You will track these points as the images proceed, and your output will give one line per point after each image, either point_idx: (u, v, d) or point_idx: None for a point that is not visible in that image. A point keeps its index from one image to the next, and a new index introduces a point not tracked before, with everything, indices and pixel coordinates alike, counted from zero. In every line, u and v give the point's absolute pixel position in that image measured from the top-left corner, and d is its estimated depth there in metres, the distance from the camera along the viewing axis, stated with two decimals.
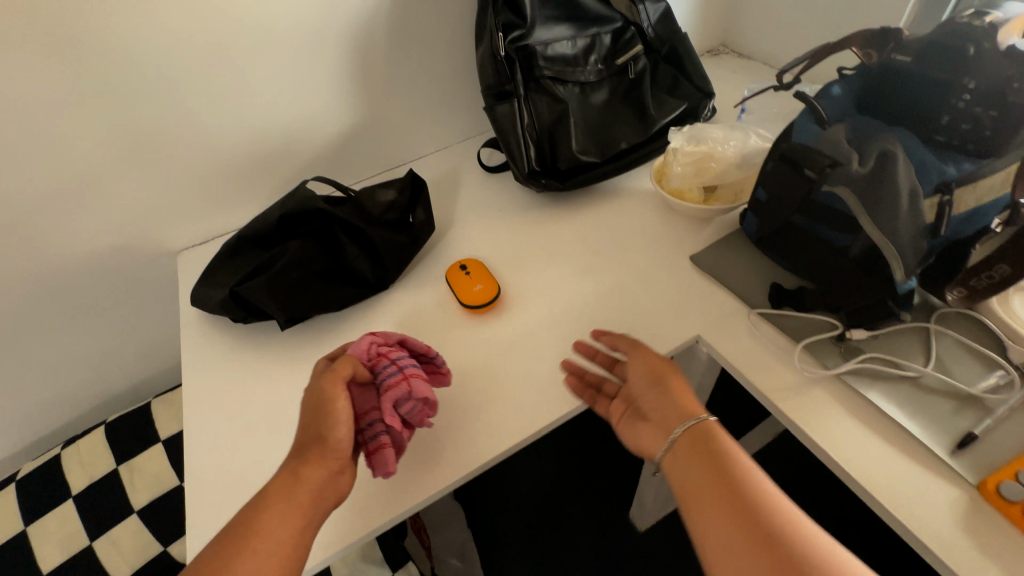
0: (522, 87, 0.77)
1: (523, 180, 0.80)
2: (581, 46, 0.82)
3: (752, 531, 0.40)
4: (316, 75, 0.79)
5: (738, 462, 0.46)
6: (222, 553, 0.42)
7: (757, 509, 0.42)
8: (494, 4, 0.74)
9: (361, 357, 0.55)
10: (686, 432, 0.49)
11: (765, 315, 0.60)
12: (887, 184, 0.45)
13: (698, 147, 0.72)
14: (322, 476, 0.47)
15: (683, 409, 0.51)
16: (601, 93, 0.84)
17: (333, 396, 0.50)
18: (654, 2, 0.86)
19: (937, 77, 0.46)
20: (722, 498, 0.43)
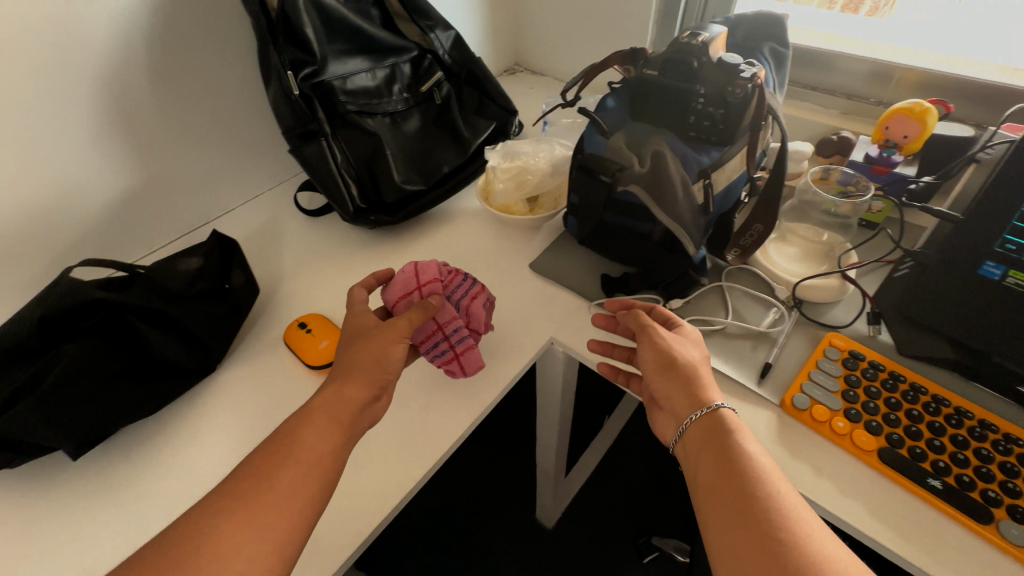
0: (328, 124, 0.73)
1: (351, 220, 0.76)
2: (382, 78, 0.82)
3: (749, 517, 0.39)
4: (70, 133, 0.66)
5: (751, 461, 0.43)
6: (266, 461, 0.44)
7: (759, 494, 0.40)
8: (274, 42, 0.68)
9: (438, 275, 0.59)
10: (703, 417, 0.47)
11: (603, 305, 0.67)
12: (664, 178, 0.53)
13: (513, 163, 0.77)
14: (363, 396, 0.49)
15: (700, 392, 0.49)
16: (413, 121, 0.84)
17: (412, 315, 0.55)
18: (444, 30, 0.90)
19: (678, 86, 0.56)
20: (727, 482, 0.42)
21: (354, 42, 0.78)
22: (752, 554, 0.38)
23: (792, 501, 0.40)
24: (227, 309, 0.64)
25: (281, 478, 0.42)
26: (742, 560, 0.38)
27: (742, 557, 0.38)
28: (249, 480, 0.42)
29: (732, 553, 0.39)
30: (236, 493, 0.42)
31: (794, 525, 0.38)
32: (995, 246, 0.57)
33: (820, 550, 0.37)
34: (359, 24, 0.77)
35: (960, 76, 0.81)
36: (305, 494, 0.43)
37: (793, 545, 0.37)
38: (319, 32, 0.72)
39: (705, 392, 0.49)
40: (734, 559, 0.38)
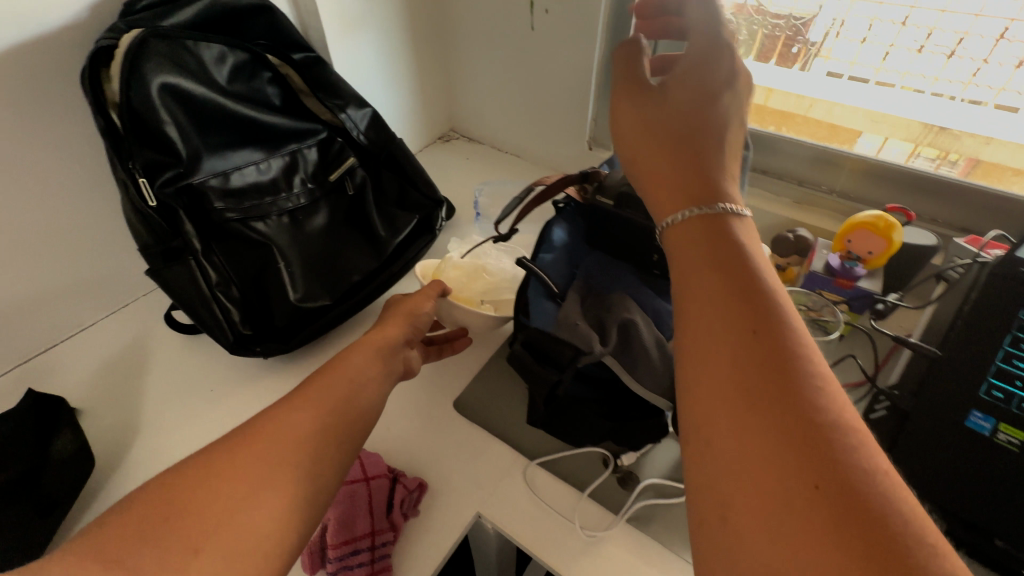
0: (197, 239, 0.58)
1: (231, 350, 0.62)
2: (278, 169, 0.68)
3: (730, 326, 0.29)
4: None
5: (756, 297, 0.30)
6: (210, 461, 0.33)
7: (743, 301, 0.30)
8: (121, 144, 0.54)
9: None
10: (705, 239, 0.34)
11: (544, 464, 0.54)
12: (643, 350, 0.44)
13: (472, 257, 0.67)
14: (358, 372, 0.44)
15: (710, 238, 0.34)
16: (318, 216, 0.71)
17: (373, 331, 0.49)
18: (358, 108, 0.77)
19: (638, 222, 0.48)
20: (701, 293, 0.31)
21: (238, 132, 0.65)
22: (739, 419, 0.27)
23: (797, 350, 0.28)
24: (36, 506, 0.47)
25: (222, 487, 0.32)
26: (712, 377, 0.29)
27: (712, 372, 0.28)
28: (255, 420, 0.37)
29: (714, 419, 0.27)
30: (275, 413, 0.37)
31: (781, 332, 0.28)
32: (980, 391, 0.49)
33: (819, 373, 0.27)
34: (243, 111, 0.64)
35: (916, 171, 0.75)
36: (258, 518, 0.32)
37: (785, 360, 0.27)
38: (185, 125, 0.59)
39: (726, 226, 0.34)
40: (716, 432, 0.27)
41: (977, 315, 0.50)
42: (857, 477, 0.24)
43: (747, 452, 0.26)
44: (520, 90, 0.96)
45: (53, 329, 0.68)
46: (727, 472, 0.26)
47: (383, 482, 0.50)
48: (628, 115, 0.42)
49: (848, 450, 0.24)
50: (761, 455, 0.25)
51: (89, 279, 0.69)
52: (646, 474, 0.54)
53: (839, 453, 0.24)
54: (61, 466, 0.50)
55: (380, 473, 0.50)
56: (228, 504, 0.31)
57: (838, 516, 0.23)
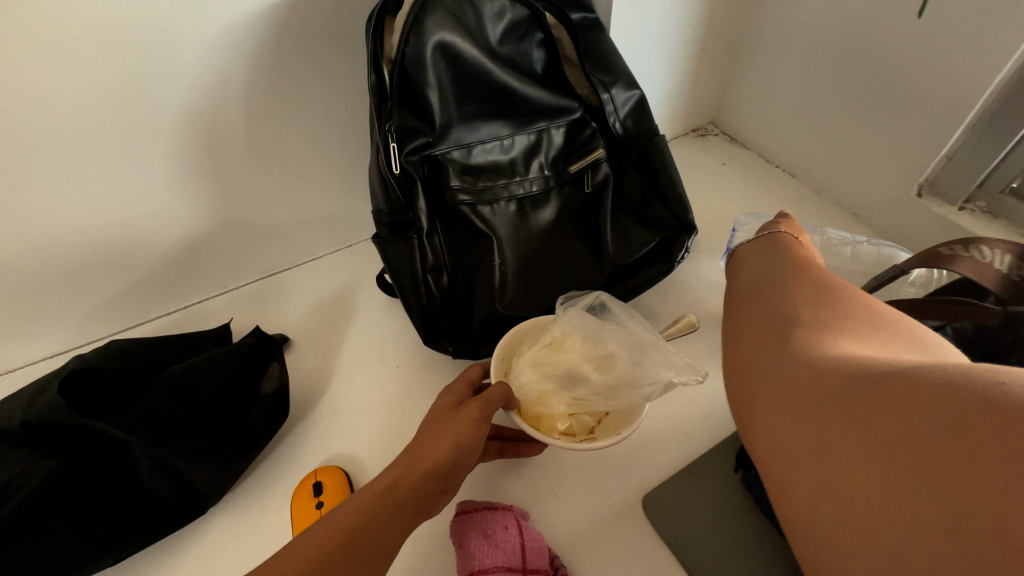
0: (427, 216, 0.54)
1: (426, 337, 0.58)
2: (520, 150, 0.60)
3: (767, 321, 0.32)
4: (152, 159, 0.58)
5: (792, 308, 0.31)
6: None
7: (790, 288, 0.33)
8: (384, 102, 0.50)
9: (479, 557, 0.41)
10: (755, 285, 0.35)
11: None
12: None
13: (588, 341, 0.49)
14: (423, 495, 0.37)
15: (756, 288, 0.35)
16: (545, 211, 0.61)
17: (456, 429, 0.40)
18: (624, 89, 0.63)
19: None
20: (753, 293, 0.35)
21: (495, 100, 0.57)
22: (792, 414, 0.26)
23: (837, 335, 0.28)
24: (236, 446, 0.50)
25: None
26: (767, 344, 0.30)
27: (766, 342, 0.30)
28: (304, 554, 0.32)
29: (777, 429, 0.26)
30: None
31: (822, 294, 0.31)
32: None
33: (872, 313, 0.29)
34: (507, 78, 0.56)
35: None
36: None
37: (838, 312, 0.30)
38: (448, 87, 0.52)
39: (773, 271, 0.36)
40: (785, 437, 0.26)
41: None
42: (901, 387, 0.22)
43: (806, 376, 0.26)
44: (836, 91, 0.70)
45: (291, 253, 0.74)
46: (808, 462, 0.24)
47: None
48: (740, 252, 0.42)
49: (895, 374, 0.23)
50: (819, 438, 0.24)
51: (327, 215, 0.73)
52: None
53: (901, 361, 0.25)
54: (262, 406, 0.52)
55: (540, 564, 0.42)
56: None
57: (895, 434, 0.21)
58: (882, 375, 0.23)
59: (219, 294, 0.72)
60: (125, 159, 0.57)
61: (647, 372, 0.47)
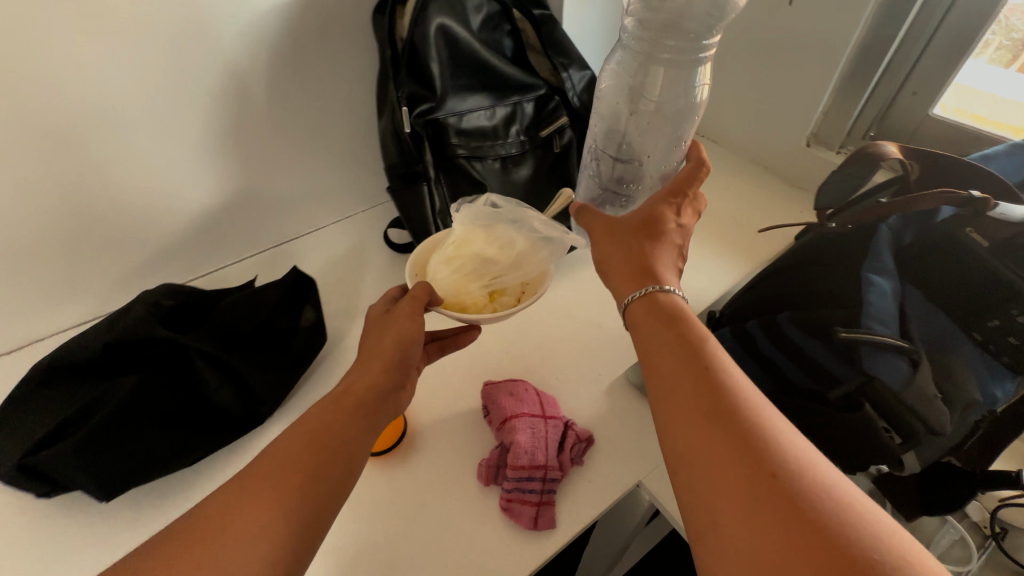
0: (433, 167, 0.66)
1: None
2: (501, 117, 0.72)
3: (740, 470, 0.30)
4: (177, 134, 0.65)
5: (757, 457, 0.30)
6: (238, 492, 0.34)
7: (740, 441, 0.31)
8: (396, 73, 0.62)
9: (506, 407, 0.52)
10: (703, 410, 0.33)
11: None
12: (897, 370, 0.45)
13: (495, 226, 0.53)
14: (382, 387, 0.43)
15: (704, 409, 0.33)
16: (523, 168, 0.74)
17: (411, 320, 0.46)
18: (580, 69, 0.78)
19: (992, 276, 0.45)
20: (696, 428, 0.32)
21: (480, 76, 0.70)
22: None
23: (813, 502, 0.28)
24: (289, 358, 0.59)
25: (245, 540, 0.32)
26: (726, 482, 0.30)
27: (726, 521, 0.29)
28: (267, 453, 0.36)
29: None
30: (247, 489, 0.34)
31: (775, 465, 0.29)
32: None
33: (822, 491, 0.28)
34: (489, 57, 0.69)
35: None
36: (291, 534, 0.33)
37: (795, 493, 0.28)
38: (444, 62, 0.65)
39: (711, 387, 0.34)
40: None
41: None
42: None
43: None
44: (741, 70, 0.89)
45: (296, 223, 0.82)
46: None
47: (558, 423, 0.53)
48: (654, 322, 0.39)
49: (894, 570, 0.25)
50: None
51: (330, 188, 0.82)
52: None
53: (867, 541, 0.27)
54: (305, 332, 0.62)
55: (555, 413, 0.54)
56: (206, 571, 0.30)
57: None
58: None
59: (233, 262, 0.79)
60: (154, 134, 0.64)
61: (537, 240, 0.52)
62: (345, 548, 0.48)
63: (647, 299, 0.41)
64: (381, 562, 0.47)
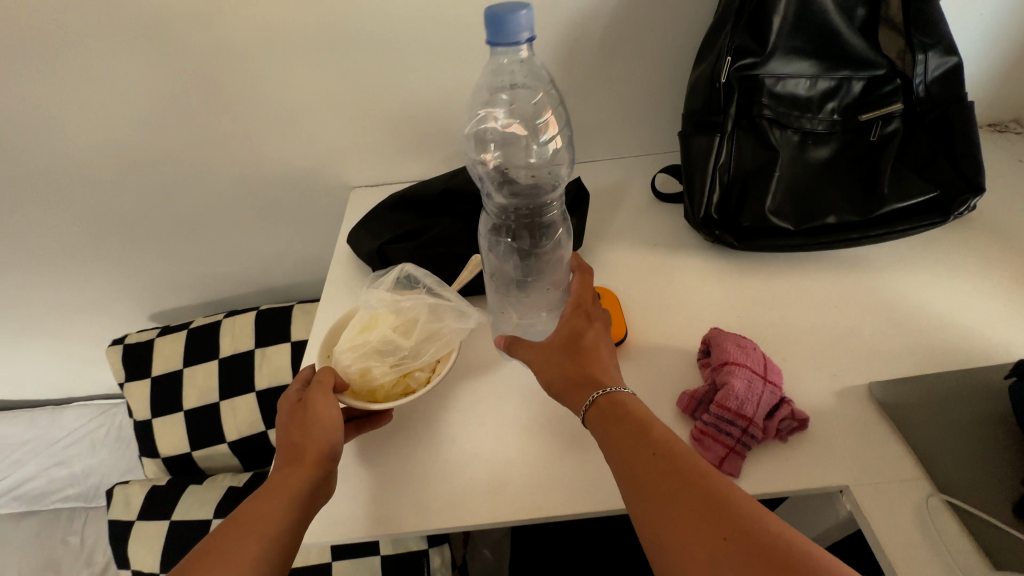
0: (732, 122, 0.67)
1: (693, 224, 0.72)
2: (821, 89, 0.68)
3: (692, 534, 0.36)
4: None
5: (699, 512, 0.37)
6: (222, 535, 0.44)
7: (713, 522, 0.36)
8: (733, 23, 0.64)
9: (728, 352, 0.54)
10: (648, 496, 0.40)
11: (954, 505, 0.46)
12: None
13: (399, 316, 0.59)
14: (305, 471, 0.48)
15: (655, 488, 0.40)
16: (825, 149, 0.69)
17: (322, 407, 0.51)
18: (944, 54, 0.66)
19: None
20: (678, 509, 0.38)
21: (818, 41, 0.66)
22: None
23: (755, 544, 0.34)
24: None
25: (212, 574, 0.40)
26: (679, 547, 0.37)
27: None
28: (231, 521, 0.45)
29: None
30: (250, 517, 0.45)
31: (755, 533, 0.35)
32: None
33: (794, 543, 0.34)
34: (836, 22, 0.65)
35: None
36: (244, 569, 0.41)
37: (748, 543, 0.34)
38: (787, 21, 0.65)
39: (650, 459, 0.42)
40: None
41: None
42: None
43: None
44: None
45: None
46: None
47: (777, 391, 0.53)
48: (600, 419, 0.47)
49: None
50: None
51: None
52: None
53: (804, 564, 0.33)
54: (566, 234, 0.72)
55: (776, 383, 0.54)
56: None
57: None
58: None
59: None
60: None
61: (444, 322, 0.59)
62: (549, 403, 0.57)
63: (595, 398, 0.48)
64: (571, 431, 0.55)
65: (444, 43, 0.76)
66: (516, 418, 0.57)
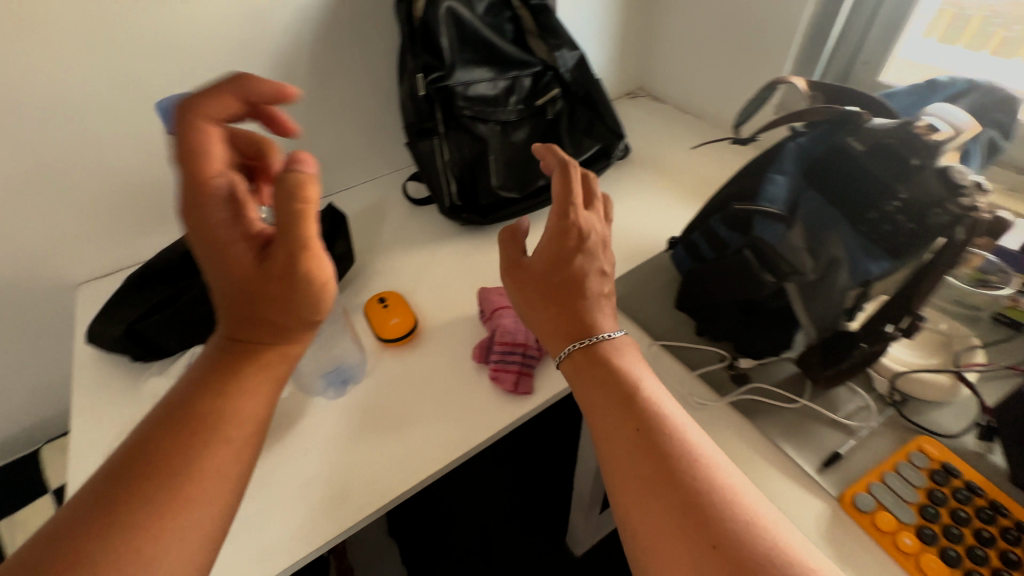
0: (442, 124, 0.80)
1: (445, 214, 0.84)
2: (502, 88, 0.85)
3: (652, 460, 0.38)
4: None
5: (679, 451, 0.39)
6: (112, 505, 0.32)
7: (660, 495, 0.37)
8: (412, 48, 0.78)
9: (494, 301, 0.66)
10: (623, 414, 0.42)
11: (666, 345, 0.64)
12: (825, 285, 0.50)
13: None
14: (251, 426, 0.39)
15: (630, 407, 0.42)
16: (522, 131, 0.87)
17: (316, 291, 0.42)
18: (571, 49, 0.90)
19: (881, 178, 0.49)
20: (638, 468, 0.38)
21: (484, 53, 0.84)
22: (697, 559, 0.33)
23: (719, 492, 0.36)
24: None
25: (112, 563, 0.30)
26: (632, 468, 0.39)
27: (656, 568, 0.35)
28: (134, 473, 0.34)
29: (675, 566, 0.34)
30: (133, 492, 0.33)
31: (699, 514, 0.35)
32: None
33: (746, 535, 0.34)
34: (490, 36, 0.83)
35: None
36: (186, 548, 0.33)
37: (708, 497, 0.36)
38: (454, 40, 0.80)
39: (662, 407, 0.42)
40: None
41: None
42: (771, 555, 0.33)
43: (686, 531, 0.35)
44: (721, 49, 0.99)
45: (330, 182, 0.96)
46: None
47: None
48: (577, 359, 0.48)
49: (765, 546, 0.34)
50: None
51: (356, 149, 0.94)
52: (760, 379, 0.60)
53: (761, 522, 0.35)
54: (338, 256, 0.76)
55: None
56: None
57: None
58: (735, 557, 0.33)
59: None
60: None
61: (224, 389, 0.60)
62: (368, 404, 0.61)
63: (582, 347, 0.48)
64: (394, 419, 0.59)
65: (140, 106, 0.72)
66: (338, 433, 0.58)
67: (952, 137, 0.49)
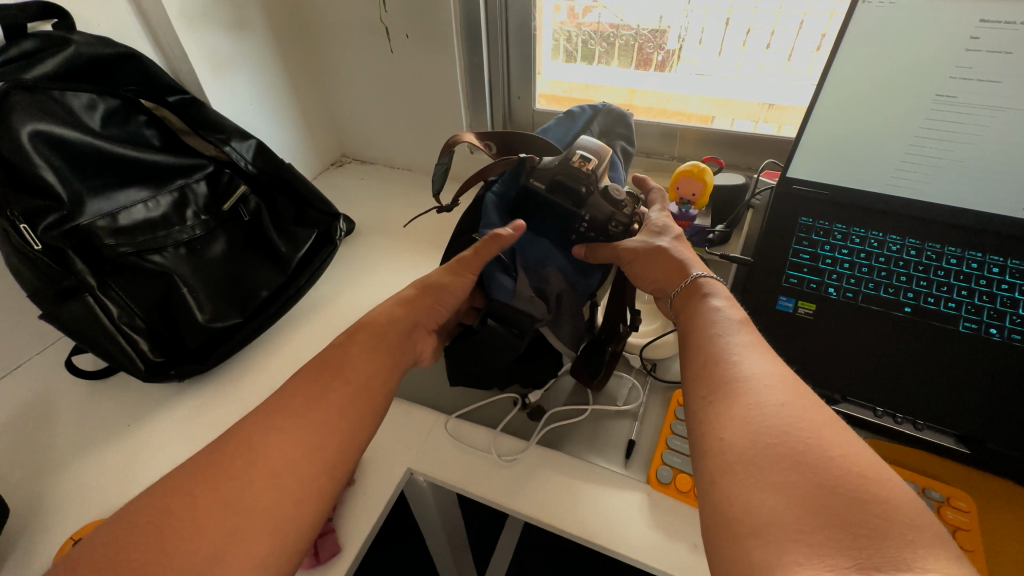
0: (92, 275, 0.61)
1: (147, 377, 0.66)
2: (168, 204, 0.69)
3: (723, 368, 0.41)
4: None
5: (740, 357, 0.41)
6: (221, 460, 0.39)
7: (736, 396, 0.39)
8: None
9: None
10: (717, 313, 0.46)
11: (461, 415, 0.62)
12: (568, 312, 0.56)
13: None
14: (368, 366, 0.47)
15: (716, 316, 0.46)
16: (216, 245, 0.73)
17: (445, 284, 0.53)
18: (243, 139, 0.78)
19: (566, 209, 0.56)
20: (719, 370, 0.41)
21: (122, 170, 0.66)
22: (755, 441, 0.35)
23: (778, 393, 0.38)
24: None
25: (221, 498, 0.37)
26: (713, 379, 0.41)
27: (735, 465, 0.35)
28: (238, 441, 0.40)
29: (728, 444, 0.36)
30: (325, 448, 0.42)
31: (781, 415, 0.36)
32: (782, 282, 0.65)
33: (822, 439, 0.34)
34: (123, 149, 0.66)
35: (733, 130, 0.92)
36: (273, 499, 0.38)
37: (773, 397, 0.37)
38: (62, 169, 0.60)
39: (733, 317, 0.46)
40: (739, 460, 0.35)
41: (772, 228, 0.67)
42: (819, 442, 0.34)
43: (755, 422, 0.36)
44: (400, 107, 1.02)
45: None
46: (736, 450, 0.35)
47: None
48: (683, 268, 0.53)
49: (815, 437, 0.35)
50: (778, 460, 0.34)
51: None
52: (551, 406, 0.63)
53: (810, 419, 0.36)
54: None
55: None
56: (224, 522, 0.36)
57: (809, 468, 0.33)
58: (791, 441, 0.34)
59: None
60: None
61: None
62: None
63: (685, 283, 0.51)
64: None
65: None
66: None
67: (598, 158, 0.57)
